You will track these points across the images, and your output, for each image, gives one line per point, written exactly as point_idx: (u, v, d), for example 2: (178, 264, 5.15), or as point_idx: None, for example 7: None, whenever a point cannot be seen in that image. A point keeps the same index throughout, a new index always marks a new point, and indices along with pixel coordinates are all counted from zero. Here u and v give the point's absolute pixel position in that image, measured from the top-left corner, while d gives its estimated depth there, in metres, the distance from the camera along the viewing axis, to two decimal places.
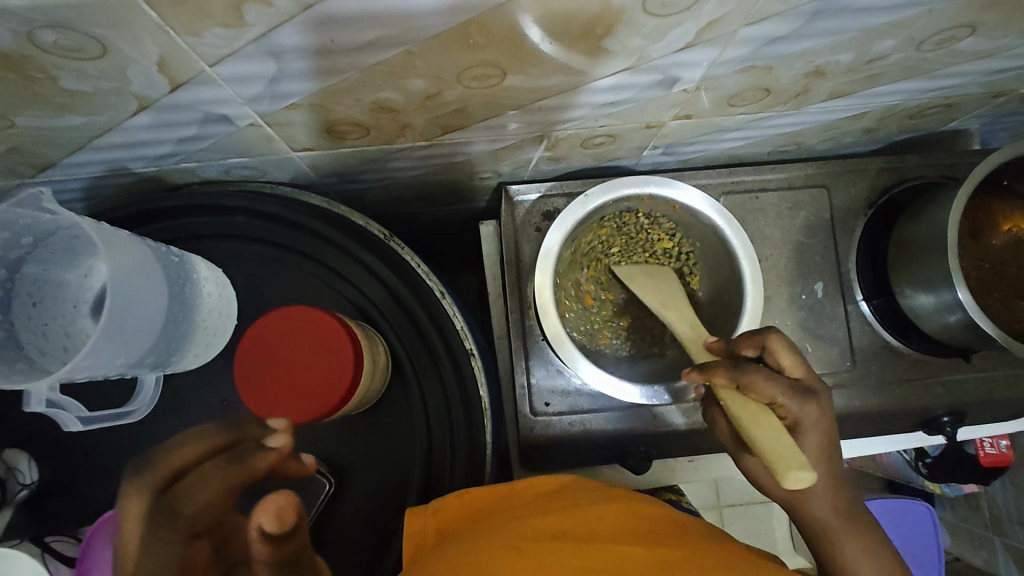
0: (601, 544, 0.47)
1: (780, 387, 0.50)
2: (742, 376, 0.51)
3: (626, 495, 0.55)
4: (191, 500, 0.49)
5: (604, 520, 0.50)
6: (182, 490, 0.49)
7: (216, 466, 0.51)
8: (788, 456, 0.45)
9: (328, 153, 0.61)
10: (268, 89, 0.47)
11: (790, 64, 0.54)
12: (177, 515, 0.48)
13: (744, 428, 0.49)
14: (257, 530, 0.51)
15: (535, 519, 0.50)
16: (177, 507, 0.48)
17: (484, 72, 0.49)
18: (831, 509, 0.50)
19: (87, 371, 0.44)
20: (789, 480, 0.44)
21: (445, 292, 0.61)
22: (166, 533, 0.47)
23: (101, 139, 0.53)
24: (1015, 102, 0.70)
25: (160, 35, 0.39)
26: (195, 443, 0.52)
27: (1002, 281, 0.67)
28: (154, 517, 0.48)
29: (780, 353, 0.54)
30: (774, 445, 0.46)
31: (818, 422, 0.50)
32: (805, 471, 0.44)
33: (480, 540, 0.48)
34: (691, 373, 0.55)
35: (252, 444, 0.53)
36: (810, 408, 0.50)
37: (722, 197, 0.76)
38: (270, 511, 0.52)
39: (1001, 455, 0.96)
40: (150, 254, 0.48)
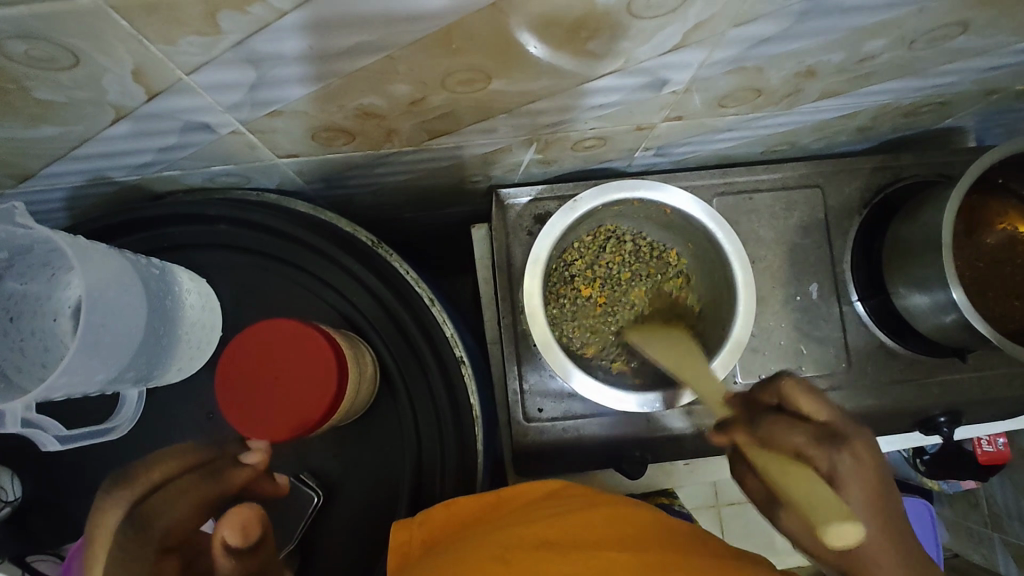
0: (589, 552, 0.46)
1: (801, 437, 0.49)
2: (761, 432, 0.51)
3: (616, 499, 0.54)
4: (163, 516, 0.49)
5: (593, 527, 0.49)
6: (151, 509, 0.49)
7: (190, 481, 0.52)
8: (827, 508, 0.41)
9: (314, 159, 0.61)
10: (248, 96, 0.46)
11: (781, 64, 0.53)
12: (147, 529, 0.48)
13: (778, 484, 0.46)
14: (221, 545, 0.49)
15: (524, 527, 0.49)
16: (145, 523, 0.48)
17: (469, 76, 0.48)
18: (902, 574, 0.47)
19: (65, 388, 0.43)
20: (830, 535, 0.39)
21: (434, 300, 0.60)
22: (132, 549, 0.47)
23: (79, 149, 0.52)
24: (1009, 100, 0.70)
25: (133, 44, 0.38)
26: (171, 461, 0.52)
27: (998, 280, 0.67)
28: (121, 534, 0.48)
29: (797, 396, 0.52)
30: (803, 497, 0.43)
31: (857, 471, 0.49)
32: (844, 522, 0.39)
33: (469, 549, 0.48)
34: (716, 435, 0.54)
35: (229, 461, 0.53)
36: (844, 458, 0.49)
37: (715, 199, 0.75)
38: (234, 524, 0.49)
39: (999, 452, 0.96)
40: (130, 266, 0.48)
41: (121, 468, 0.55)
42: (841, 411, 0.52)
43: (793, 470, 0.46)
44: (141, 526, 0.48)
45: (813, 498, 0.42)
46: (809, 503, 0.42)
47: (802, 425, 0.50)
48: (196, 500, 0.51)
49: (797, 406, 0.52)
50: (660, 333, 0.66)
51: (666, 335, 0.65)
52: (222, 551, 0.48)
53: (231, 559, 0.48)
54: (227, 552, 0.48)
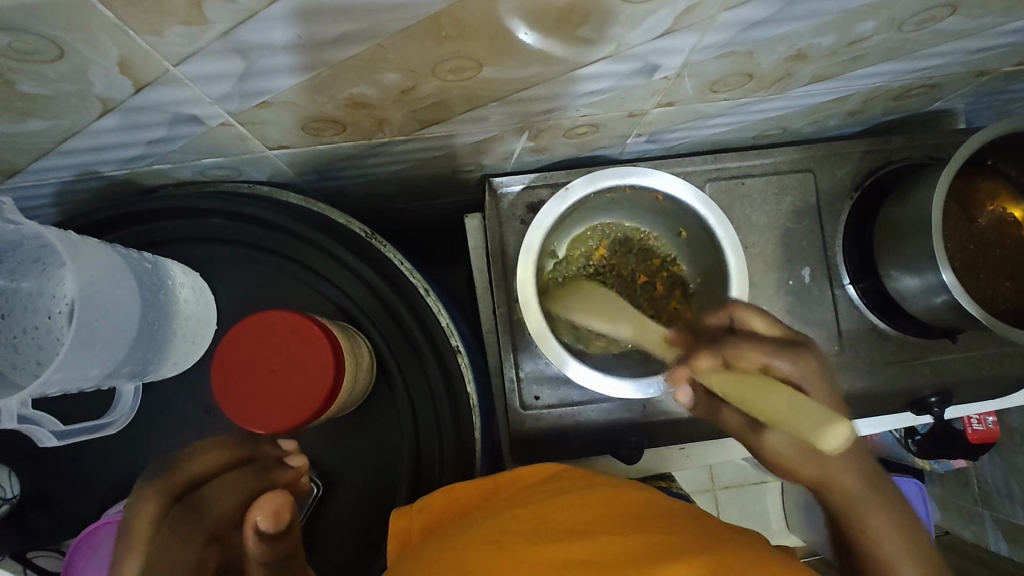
0: (583, 535, 0.47)
1: (765, 350, 0.53)
2: (726, 351, 0.53)
3: (613, 480, 0.55)
4: (218, 500, 0.46)
5: (587, 508, 0.50)
6: (205, 492, 0.46)
7: (235, 478, 0.47)
8: (812, 417, 0.43)
9: (305, 150, 0.60)
10: (238, 87, 0.46)
11: (772, 48, 0.53)
12: (201, 513, 0.45)
13: (750, 401, 0.48)
14: (253, 530, 0.46)
15: (518, 510, 0.50)
16: (201, 505, 0.45)
17: (459, 64, 0.48)
18: (860, 484, 0.51)
19: (60, 384, 0.43)
20: (829, 436, 0.42)
21: (429, 290, 0.60)
22: (184, 529, 0.44)
23: (67, 144, 0.51)
24: (999, 81, 0.70)
25: (119, 35, 0.37)
26: (215, 452, 0.48)
27: (987, 261, 0.67)
28: (173, 522, 0.44)
29: (752, 321, 0.57)
30: (789, 409, 0.45)
31: (814, 373, 0.53)
32: (842, 424, 0.42)
33: (464, 533, 0.49)
34: (677, 373, 0.56)
35: (271, 460, 0.50)
36: (803, 363, 0.53)
37: (707, 185, 0.75)
38: (267, 509, 0.47)
39: (989, 431, 0.97)
40: (122, 261, 0.47)
41: (120, 463, 0.55)
42: (786, 330, 0.56)
43: (763, 388, 0.48)
44: (193, 512, 0.45)
45: (784, 412, 0.45)
46: (781, 406, 0.45)
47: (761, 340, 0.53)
48: (243, 495, 0.47)
49: (749, 327, 0.57)
50: (582, 291, 0.64)
51: (587, 294, 0.63)
52: (253, 536, 0.46)
53: (265, 546, 0.47)
54: (259, 537, 0.46)
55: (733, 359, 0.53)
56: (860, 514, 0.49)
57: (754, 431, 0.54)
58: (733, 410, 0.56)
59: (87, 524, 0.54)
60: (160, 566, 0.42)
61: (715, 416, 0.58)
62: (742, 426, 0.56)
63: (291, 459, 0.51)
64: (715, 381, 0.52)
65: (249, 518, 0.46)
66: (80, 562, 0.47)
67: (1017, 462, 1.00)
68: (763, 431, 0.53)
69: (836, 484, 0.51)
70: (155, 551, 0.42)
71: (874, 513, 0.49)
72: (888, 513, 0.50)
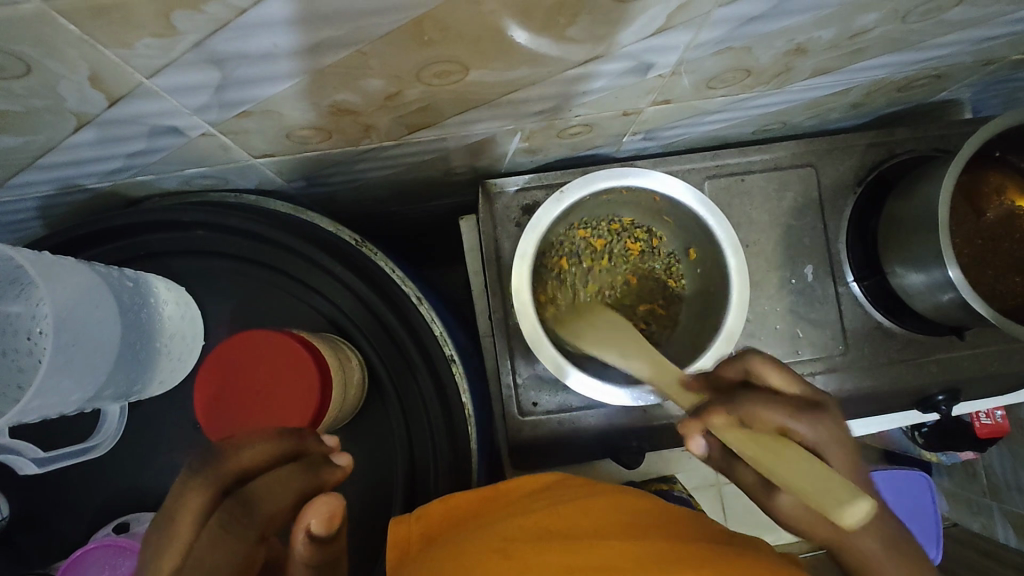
0: (589, 544, 0.45)
1: (780, 411, 0.47)
2: (739, 409, 0.48)
3: (614, 488, 0.54)
4: (270, 496, 0.40)
5: (591, 518, 0.48)
6: (255, 491, 0.39)
7: (289, 472, 0.41)
8: (827, 491, 0.38)
9: (291, 158, 0.59)
10: (216, 97, 0.44)
11: (770, 43, 0.51)
12: (252, 511, 0.38)
13: (765, 467, 0.42)
14: (303, 533, 0.41)
15: (523, 518, 0.49)
16: (251, 506, 0.38)
17: (445, 68, 0.46)
18: (882, 545, 0.44)
19: (40, 410, 0.42)
20: (846, 516, 0.36)
21: (422, 298, 0.58)
22: (237, 528, 0.37)
23: (44, 159, 0.50)
24: (1006, 69, 0.68)
25: (86, 49, 0.36)
26: (264, 442, 0.41)
27: (996, 257, 0.65)
28: (225, 517, 0.37)
29: (769, 374, 0.51)
30: (807, 484, 0.39)
31: (836, 438, 0.47)
32: (860, 498, 0.37)
33: (467, 542, 0.47)
34: (688, 423, 0.50)
35: (320, 457, 0.44)
36: (821, 426, 0.47)
37: (706, 182, 0.73)
38: (321, 512, 0.41)
39: (997, 425, 0.95)
40: (101, 281, 0.46)
41: (110, 482, 0.54)
42: (807, 385, 0.50)
43: (785, 452, 0.42)
44: (245, 505, 0.38)
45: (804, 483, 0.39)
46: (804, 484, 0.39)
47: (777, 400, 0.48)
48: (293, 493, 0.41)
49: (766, 382, 0.51)
50: (597, 320, 0.59)
51: (609, 323, 0.58)
52: (303, 540, 0.41)
53: (314, 549, 0.41)
54: (308, 541, 0.41)
55: (747, 418, 0.47)
56: (851, 543, 0.44)
57: (766, 489, 0.50)
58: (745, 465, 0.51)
59: (79, 545, 0.54)
60: (201, 568, 0.35)
61: (732, 471, 0.53)
62: (753, 484, 0.51)
63: (336, 458, 0.45)
64: (742, 445, 0.44)
65: (302, 519, 0.41)
66: None
67: None
68: (775, 492, 0.49)
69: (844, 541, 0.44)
70: (200, 545, 0.36)
71: (860, 534, 0.44)
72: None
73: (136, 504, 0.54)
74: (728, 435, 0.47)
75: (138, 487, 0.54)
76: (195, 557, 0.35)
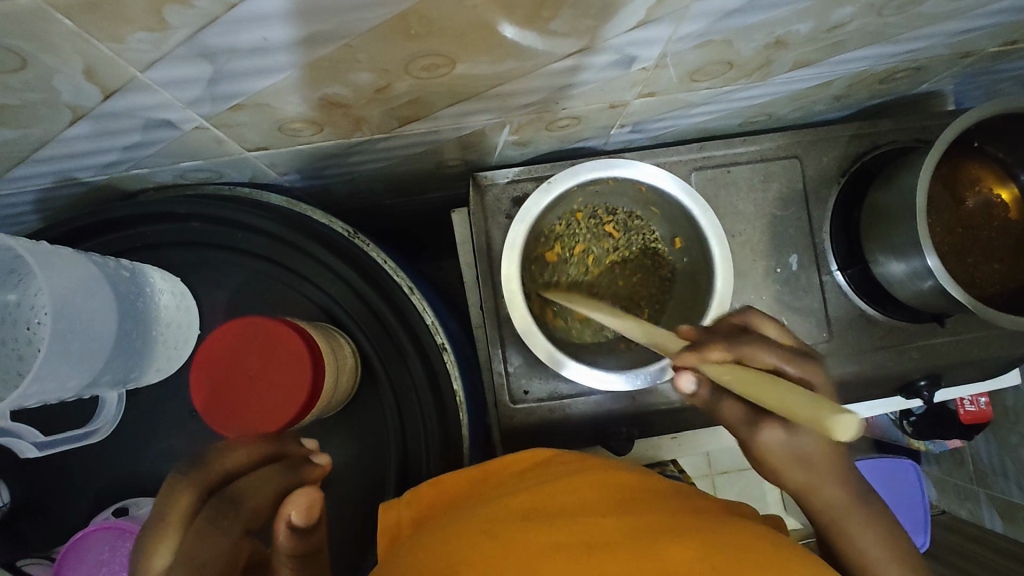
0: (571, 519, 0.47)
1: (776, 353, 0.48)
2: (739, 348, 0.48)
3: (602, 464, 0.56)
4: (253, 495, 0.46)
5: (578, 497, 0.50)
6: (238, 489, 0.45)
7: (270, 472, 0.47)
8: (806, 406, 0.35)
9: (284, 151, 0.60)
10: (208, 91, 0.45)
11: (750, 36, 0.52)
12: (235, 506, 0.44)
13: (756, 389, 0.41)
14: (286, 524, 0.45)
15: (508, 499, 0.51)
16: (232, 501, 0.44)
17: (432, 62, 0.47)
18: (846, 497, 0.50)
19: (39, 395, 0.43)
20: (835, 427, 0.32)
21: (413, 288, 0.60)
22: (223, 523, 0.43)
23: (40, 152, 0.51)
24: (986, 61, 0.69)
25: (80, 43, 0.37)
26: (244, 448, 0.46)
27: (975, 246, 0.67)
28: (209, 517, 0.43)
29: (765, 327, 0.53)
30: (793, 398, 0.36)
31: (823, 381, 0.48)
32: (849, 410, 0.32)
33: (454, 525, 0.49)
34: (681, 356, 0.49)
35: (297, 458, 0.49)
36: (812, 370, 0.48)
37: (693, 174, 0.75)
38: (301, 503, 0.46)
39: (981, 411, 0.97)
40: (98, 271, 0.47)
41: (109, 468, 0.56)
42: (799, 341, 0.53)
43: (765, 377, 0.41)
44: (230, 504, 0.44)
45: (790, 400, 0.36)
46: (787, 398, 0.37)
47: (771, 343, 0.49)
48: (275, 490, 0.47)
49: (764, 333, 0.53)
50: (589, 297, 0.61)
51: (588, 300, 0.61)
52: (286, 530, 0.45)
53: (296, 538, 0.46)
54: (290, 531, 0.46)
55: (743, 360, 0.48)
56: (844, 523, 0.49)
57: (751, 427, 0.47)
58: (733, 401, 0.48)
59: (78, 530, 0.55)
60: (190, 560, 0.40)
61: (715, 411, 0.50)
62: (738, 422, 0.48)
63: (315, 458, 0.50)
64: (720, 373, 0.44)
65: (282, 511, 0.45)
66: (71, 566, 0.48)
67: (1012, 442, 1.00)
68: (761, 429, 0.47)
69: (819, 493, 0.49)
70: (188, 541, 0.42)
71: (861, 526, 0.49)
72: (875, 535, 0.49)
73: (134, 490, 0.55)
74: (718, 373, 0.45)
75: (136, 473, 0.55)
76: (185, 551, 0.41)
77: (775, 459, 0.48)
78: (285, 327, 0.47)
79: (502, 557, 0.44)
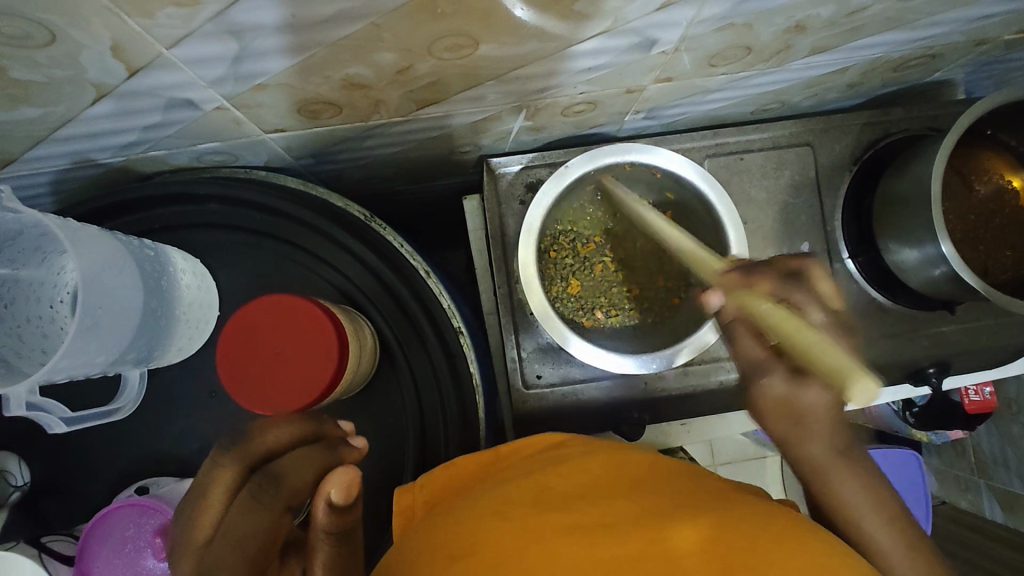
0: (582, 501, 0.48)
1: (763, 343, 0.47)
2: (789, 292, 0.47)
3: (611, 446, 0.57)
4: (292, 475, 0.43)
5: (590, 477, 0.51)
6: (281, 468, 0.43)
7: (309, 453, 0.45)
8: (842, 367, 0.38)
9: (301, 133, 0.59)
10: (232, 69, 0.45)
11: (771, 20, 0.52)
12: (280, 486, 0.42)
13: (787, 332, 0.42)
14: (324, 502, 0.44)
15: (519, 481, 0.51)
16: (277, 480, 0.42)
17: (456, 42, 0.47)
18: (826, 448, 0.46)
19: (67, 370, 0.43)
20: (859, 391, 0.36)
21: (430, 271, 0.60)
22: (266, 501, 0.42)
23: (61, 131, 0.51)
24: (999, 50, 0.69)
25: (110, 18, 0.37)
26: (286, 426, 0.44)
27: (987, 233, 0.67)
28: (252, 493, 0.41)
29: (821, 281, 0.49)
30: (830, 358, 0.38)
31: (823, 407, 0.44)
32: (870, 376, 0.36)
33: (464, 508, 0.50)
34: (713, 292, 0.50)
35: (336, 440, 0.47)
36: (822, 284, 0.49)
37: (706, 161, 0.75)
38: (340, 483, 0.45)
39: (986, 400, 0.98)
40: (123, 249, 0.47)
41: (128, 449, 0.56)
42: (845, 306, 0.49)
43: (792, 321, 0.42)
44: (271, 483, 0.42)
45: (815, 350, 0.39)
46: (820, 350, 0.39)
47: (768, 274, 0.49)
48: (315, 469, 0.45)
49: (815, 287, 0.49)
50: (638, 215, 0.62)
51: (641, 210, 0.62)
52: (325, 508, 0.44)
53: (333, 517, 0.45)
54: (329, 509, 0.45)
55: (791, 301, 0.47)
56: (824, 477, 0.46)
57: (756, 370, 0.46)
58: (746, 338, 0.47)
59: (99, 510, 0.55)
60: (231, 536, 0.40)
61: (730, 340, 0.49)
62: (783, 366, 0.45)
63: (353, 441, 0.49)
64: (767, 307, 0.44)
65: (323, 491, 0.44)
66: (93, 549, 0.47)
67: (1013, 432, 1.01)
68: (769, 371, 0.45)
69: (801, 449, 0.46)
70: (229, 518, 0.40)
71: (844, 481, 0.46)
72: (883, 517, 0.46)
73: (155, 470, 0.56)
74: (751, 304, 0.46)
75: (157, 454, 0.56)
76: (226, 527, 0.40)
77: (763, 407, 0.46)
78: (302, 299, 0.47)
79: (509, 539, 0.44)
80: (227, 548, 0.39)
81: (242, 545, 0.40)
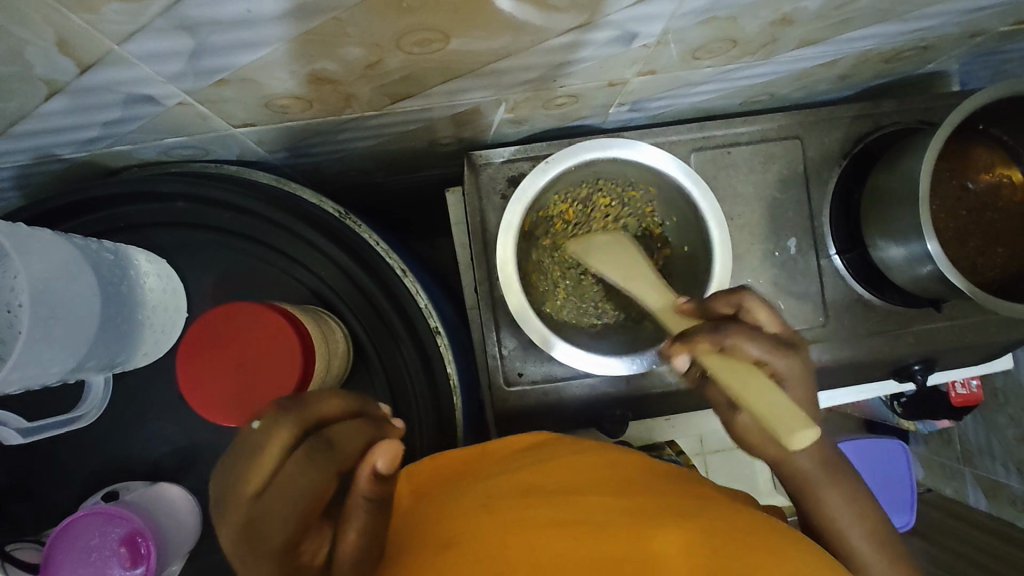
0: (575, 495, 0.48)
1: (760, 344, 0.49)
2: (726, 337, 0.48)
3: (600, 444, 0.56)
4: (345, 440, 0.39)
5: (580, 474, 0.50)
6: (333, 435, 0.39)
7: (358, 424, 0.41)
8: (787, 414, 0.41)
9: (271, 128, 0.58)
10: (191, 65, 0.43)
11: (757, 12, 0.50)
12: (333, 451, 0.38)
13: (734, 382, 0.46)
14: (369, 470, 0.39)
15: (511, 476, 0.51)
16: (333, 444, 0.38)
17: (426, 37, 0.45)
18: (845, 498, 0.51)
19: (21, 382, 0.43)
20: (795, 440, 0.40)
21: (406, 269, 0.59)
22: (319, 467, 0.37)
23: (17, 127, 0.49)
24: (994, 41, 0.67)
25: (52, 14, 0.35)
26: (337, 398, 0.41)
27: (978, 229, 0.66)
28: (308, 451, 0.37)
29: (759, 312, 0.53)
30: (770, 406, 0.42)
31: (801, 376, 0.50)
32: (810, 427, 0.40)
33: (460, 498, 0.48)
34: (673, 344, 0.51)
35: (378, 417, 0.43)
36: (793, 361, 0.50)
37: (692, 155, 0.73)
38: (387, 453, 0.39)
39: (972, 394, 0.97)
40: (79, 253, 0.47)
41: (99, 453, 0.55)
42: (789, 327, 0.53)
43: (751, 380, 0.45)
44: (326, 446, 0.38)
45: (760, 404, 0.43)
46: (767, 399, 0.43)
47: (759, 330, 0.50)
48: (364, 439, 0.40)
49: (754, 318, 0.53)
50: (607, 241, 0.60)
51: (609, 247, 0.59)
52: (368, 475, 0.39)
53: (375, 486, 0.39)
54: (372, 478, 0.39)
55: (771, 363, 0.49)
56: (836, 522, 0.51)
57: (731, 408, 0.54)
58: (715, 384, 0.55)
59: (70, 514, 0.55)
60: (287, 491, 0.36)
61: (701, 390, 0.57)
62: (720, 404, 0.55)
63: (392, 420, 0.45)
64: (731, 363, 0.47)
65: (369, 457, 0.39)
66: (58, 559, 0.46)
67: (998, 423, 1.01)
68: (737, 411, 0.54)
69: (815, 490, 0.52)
70: (284, 474, 0.36)
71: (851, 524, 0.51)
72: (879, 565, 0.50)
73: (126, 474, 0.55)
74: (710, 364, 0.48)
75: (126, 458, 0.55)
76: (280, 479, 0.36)
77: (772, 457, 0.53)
78: (282, 315, 0.46)
79: (501, 533, 0.44)
80: (281, 501, 0.35)
81: (295, 503, 0.36)
